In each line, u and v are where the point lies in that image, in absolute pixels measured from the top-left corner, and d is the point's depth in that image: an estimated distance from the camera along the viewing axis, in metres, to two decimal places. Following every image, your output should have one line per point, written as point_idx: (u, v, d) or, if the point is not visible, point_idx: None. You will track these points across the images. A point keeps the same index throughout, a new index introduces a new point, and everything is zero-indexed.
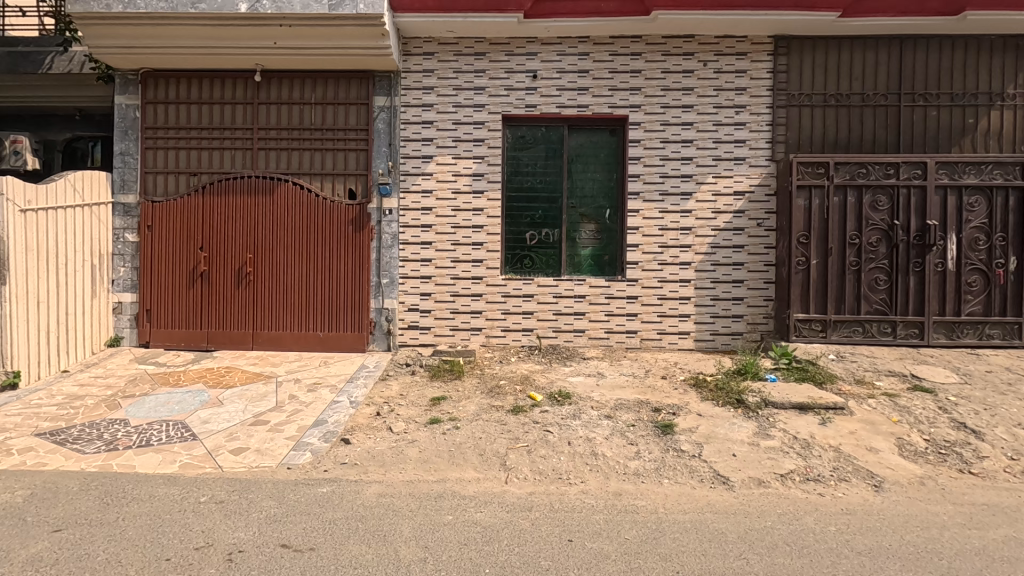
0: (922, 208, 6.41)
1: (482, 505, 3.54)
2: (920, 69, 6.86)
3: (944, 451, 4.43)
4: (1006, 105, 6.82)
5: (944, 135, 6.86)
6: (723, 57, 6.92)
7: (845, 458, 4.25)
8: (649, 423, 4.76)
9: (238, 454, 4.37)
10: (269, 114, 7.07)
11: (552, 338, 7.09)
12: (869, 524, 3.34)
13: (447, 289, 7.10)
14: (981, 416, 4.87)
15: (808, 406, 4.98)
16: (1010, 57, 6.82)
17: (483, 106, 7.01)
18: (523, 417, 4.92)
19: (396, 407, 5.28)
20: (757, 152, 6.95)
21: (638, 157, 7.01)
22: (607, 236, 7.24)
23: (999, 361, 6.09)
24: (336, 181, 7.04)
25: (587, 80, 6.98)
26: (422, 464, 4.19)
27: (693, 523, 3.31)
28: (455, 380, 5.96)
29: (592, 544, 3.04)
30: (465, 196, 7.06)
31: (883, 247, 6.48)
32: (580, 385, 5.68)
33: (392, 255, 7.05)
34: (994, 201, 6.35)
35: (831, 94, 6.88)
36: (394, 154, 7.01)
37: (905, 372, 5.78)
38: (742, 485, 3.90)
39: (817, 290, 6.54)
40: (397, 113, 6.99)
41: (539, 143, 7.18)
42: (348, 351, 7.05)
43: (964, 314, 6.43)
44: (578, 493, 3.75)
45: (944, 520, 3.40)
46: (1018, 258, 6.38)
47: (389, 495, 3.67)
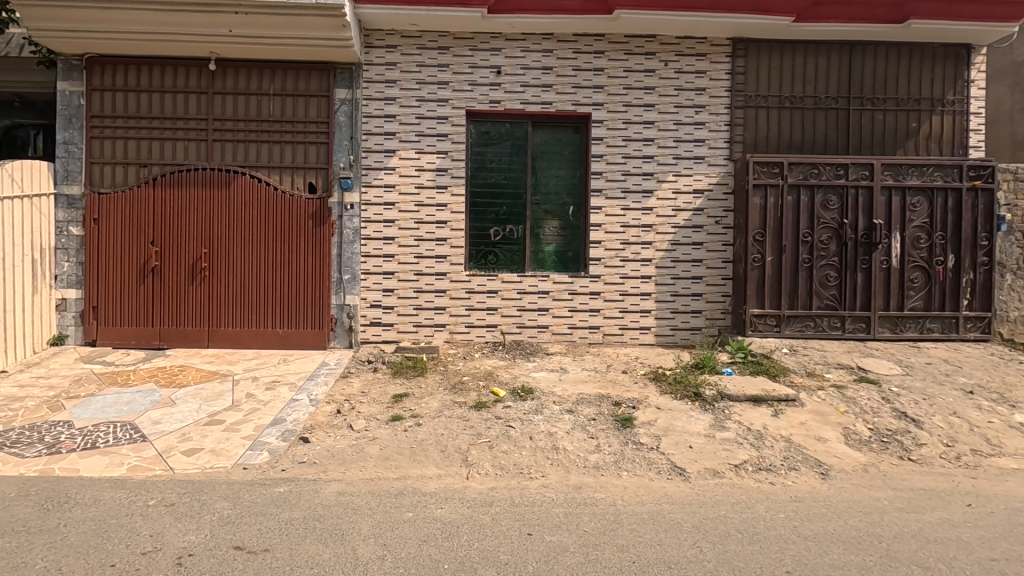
0: (869, 207, 6.70)
1: (443, 501, 3.54)
2: (868, 73, 7.15)
3: (886, 439, 4.66)
4: (947, 110, 7.19)
5: (890, 137, 7.18)
6: (683, 58, 7.06)
7: (795, 447, 4.42)
8: (610, 417, 4.84)
9: (190, 456, 4.23)
10: (225, 105, 6.85)
11: (516, 335, 7.11)
12: (815, 510, 3.48)
13: (410, 286, 7.03)
14: (921, 406, 5.13)
15: (762, 398, 5.16)
16: (950, 65, 7.18)
17: (447, 101, 6.96)
18: (486, 413, 4.94)
19: (357, 404, 5.21)
20: (715, 151, 7.12)
21: (601, 155, 7.09)
22: (571, 233, 7.30)
23: (938, 354, 6.42)
24: (296, 175, 6.89)
25: (551, 77, 7.01)
26: (383, 461, 4.15)
27: (650, 514, 3.39)
28: (418, 376, 5.93)
29: (551, 537, 3.08)
30: (428, 191, 7.00)
31: (833, 245, 6.74)
32: (543, 380, 5.73)
33: (353, 251, 6.95)
34: (935, 201, 6.69)
35: (786, 96, 7.10)
36: (356, 147, 6.89)
37: (852, 365, 6.04)
38: (698, 476, 4.01)
39: (772, 286, 6.76)
40: (358, 106, 6.88)
41: (503, 139, 7.17)
42: (309, 348, 6.92)
43: (906, 309, 6.75)
44: (539, 487, 3.78)
45: (884, 505, 3.58)
46: (955, 256, 6.74)
47: (348, 493, 3.63)
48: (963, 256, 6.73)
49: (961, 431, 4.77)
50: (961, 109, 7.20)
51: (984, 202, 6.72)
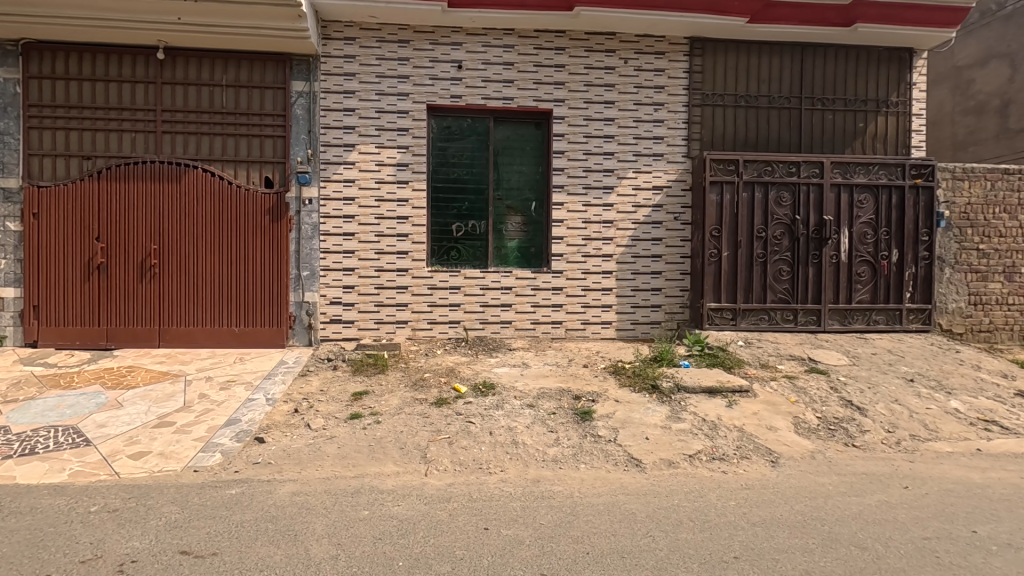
0: (820, 204, 6.95)
1: (400, 498, 3.52)
2: (819, 75, 7.40)
3: (833, 427, 4.85)
4: (891, 111, 7.50)
5: (839, 136, 7.46)
6: (642, 56, 7.16)
7: (747, 437, 4.56)
8: (569, 410, 4.90)
9: (138, 460, 4.08)
10: (175, 95, 6.61)
11: (479, 331, 7.10)
12: (764, 497, 3.61)
13: (371, 282, 6.94)
14: (865, 394, 5.37)
15: (716, 390, 5.30)
16: (894, 68, 7.49)
17: (407, 95, 6.88)
18: (447, 409, 4.92)
19: (315, 403, 5.12)
20: (674, 148, 7.26)
21: (562, 151, 7.13)
22: (533, 229, 7.33)
23: (883, 344, 6.71)
24: (251, 168, 6.71)
25: (512, 72, 7.01)
26: (341, 460, 4.09)
27: (606, 505, 3.44)
28: (378, 373, 5.87)
29: (508, 531, 3.09)
30: (389, 186, 6.91)
31: (786, 241, 6.96)
32: (504, 375, 5.75)
33: (312, 247, 6.81)
34: (880, 198, 6.99)
35: (741, 95, 7.29)
36: (314, 141, 6.75)
37: (803, 356, 6.27)
38: (653, 467, 4.09)
39: (728, 280, 6.94)
40: (316, 99, 6.74)
41: (465, 134, 7.14)
42: (266, 347, 6.76)
43: (854, 301, 7.03)
44: (497, 482, 3.79)
45: (829, 489, 3.73)
46: (899, 251, 7.06)
47: (303, 493, 3.56)
48: (905, 252, 7.05)
49: (901, 417, 5.01)
50: (904, 110, 7.52)
51: (925, 199, 7.05)
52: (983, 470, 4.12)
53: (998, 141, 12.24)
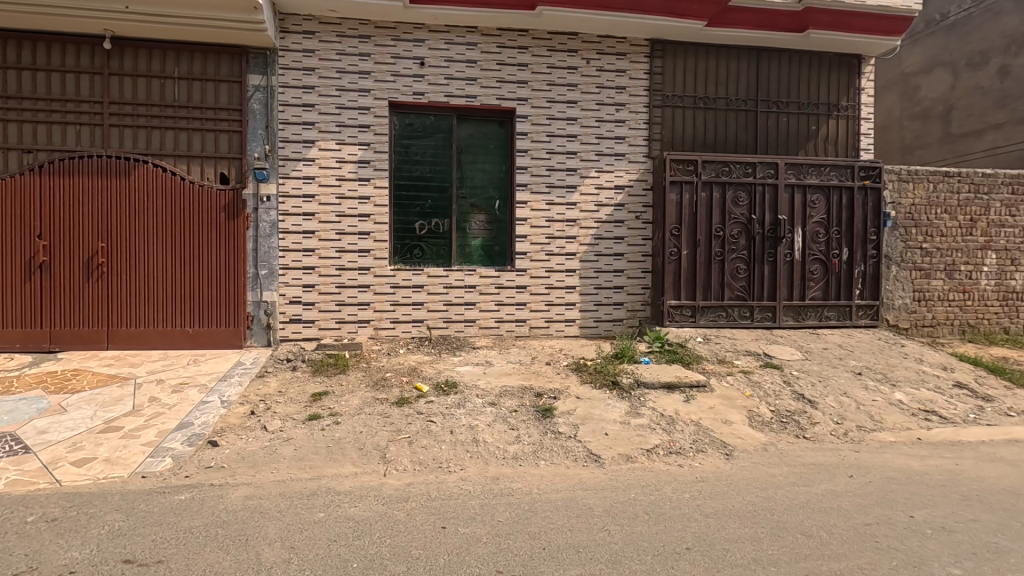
0: (775, 204, 7.17)
1: (358, 499, 3.47)
2: (773, 78, 7.62)
3: (786, 419, 5.02)
4: (842, 114, 7.78)
5: (793, 138, 7.71)
6: (605, 56, 7.24)
7: (703, 431, 4.67)
8: (531, 408, 4.93)
9: (81, 466, 3.91)
10: (123, 87, 6.36)
11: (442, 330, 7.07)
12: (717, 489, 3.70)
13: (332, 281, 6.81)
14: (816, 388, 5.57)
15: (675, 385, 5.43)
16: (844, 73, 7.78)
17: (369, 92, 6.79)
18: (408, 409, 4.88)
19: (272, 404, 5.01)
20: (636, 148, 7.37)
21: (526, 149, 7.15)
22: (497, 227, 7.33)
23: (834, 339, 6.97)
24: (205, 164, 6.51)
25: (475, 70, 6.99)
26: (297, 462, 4.01)
27: (564, 501, 3.47)
28: (339, 373, 5.78)
29: (465, 529, 3.09)
30: (350, 183, 6.80)
31: (743, 240, 7.15)
32: (467, 374, 5.74)
33: (270, 245, 6.65)
34: (831, 199, 7.26)
35: (700, 97, 7.45)
36: (272, 137, 6.60)
37: (759, 352, 6.45)
38: (612, 461, 4.15)
39: (687, 278, 7.09)
40: (274, 93, 6.58)
41: (429, 131, 7.09)
42: (223, 347, 6.58)
43: (807, 298, 7.28)
44: (457, 481, 3.78)
45: (779, 480, 3.86)
46: (849, 249, 7.34)
47: (256, 497, 3.48)
48: (855, 250, 7.34)
49: (849, 409, 5.23)
50: (853, 114, 7.82)
51: (873, 199, 7.35)
52: (923, 458, 4.33)
53: (941, 145, 12.91)
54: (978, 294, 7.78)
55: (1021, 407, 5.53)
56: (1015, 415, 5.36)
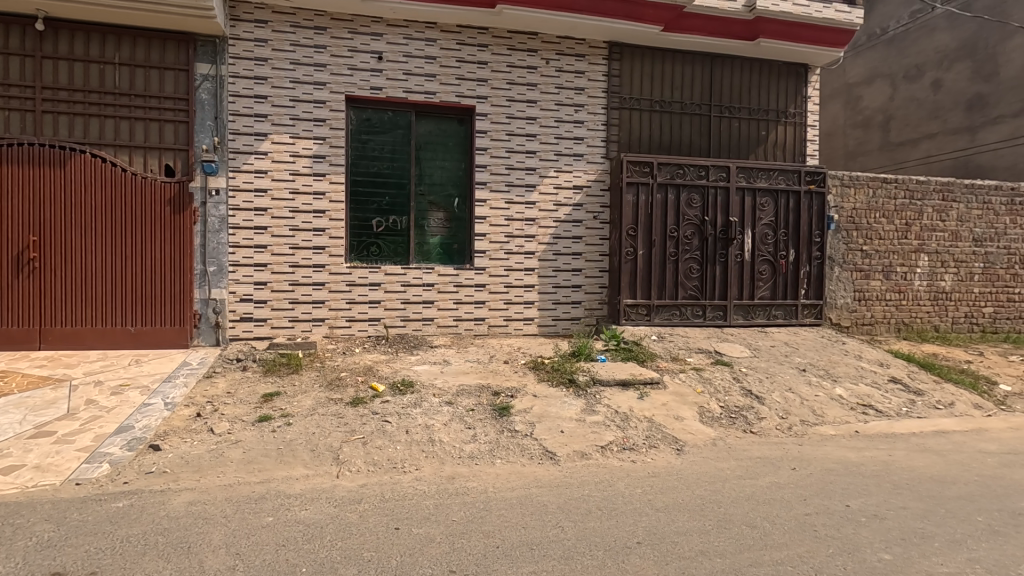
0: (726, 206, 7.40)
1: (309, 502, 3.39)
2: (726, 84, 7.86)
3: (734, 415, 5.20)
4: (790, 121, 8.10)
5: (744, 142, 7.97)
6: (564, 57, 7.30)
7: (656, 427, 4.79)
8: (488, 406, 4.93)
9: (7, 474, 3.67)
10: (58, 72, 6.00)
11: (400, 328, 6.97)
12: (668, 483, 3.80)
13: (285, 279, 6.62)
14: (763, 383, 5.79)
15: (629, 382, 5.54)
16: (792, 82, 8.09)
17: (325, 85, 6.63)
18: (362, 409, 4.80)
19: (220, 406, 4.83)
20: (594, 149, 7.46)
21: (485, 148, 7.13)
22: (455, 225, 7.29)
23: (780, 337, 7.26)
24: (149, 155, 6.22)
25: (435, 67, 6.92)
26: (245, 465, 3.89)
27: (518, 499, 3.49)
28: (292, 373, 5.64)
29: (419, 530, 3.06)
30: (305, 178, 6.63)
31: (696, 240, 7.36)
32: (424, 373, 5.69)
33: (219, 241, 6.41)
34: (779, 202, 7.55)
35: (657, 100, 7.61)
36: (221, 128, 6.36)
37: (710, 349, 6.64)
38: (567, 459, 4.19)
39: (643, 278, 7.23)
40: (223, 83, 6.35)
41: (387, 127, 6.98)
42: (167, 347, 6.31)
43: (756, 297, 7.54)
44: (411, 481, 3.75)
45: (727, 473, 3.99)
46: (795, 251, 7.65)
47: (200, 503, 3.35)
48: (800, 251, 7.65)
49: (793, 404, 5.46)
50: (800, 121, 8.15)
51: (817, 203, 7.69)
52: (860, 450, 4.56)
53: (881, 153, 13.61)
54: (912, 294, 8.24)
55: (948, 400, 5.91)
56: (942, 408, 5.73)
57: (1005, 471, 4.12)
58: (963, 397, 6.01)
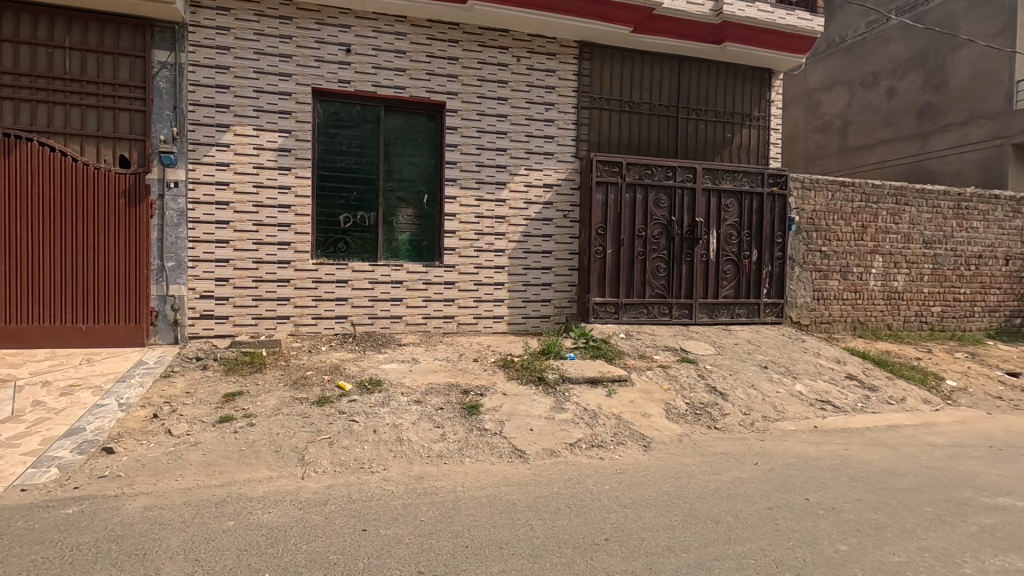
0: (693, 207, 7.54)
1: (272, 505, 3.31)
2: (694, 86, 8.00)
3: (699, 411, 5.31)
4: (754, 124, 8.30)
5: (711, 144, 8.13)
6: (535, 55, 7.30)
7: (624, 424, 4.85)
8: (457, 405, 4.90)
9: None
10: (3, 55, 5.68)
11: (368, 326, 6.86)
12: (635, 479, 3.85)
13: (248, 275, 6.44)
14: (727, 380, 5.93)
15: (598, 379, 5.59)
16: (757, 86, 8.30)
17: (290, 76, 6.46)
18: (329, 408, 4.70)
19: (178, 406, 4.67)
20: (564, 148, 7.50)
21: (455, 144, 7.08)
22: (425, 222, 7.22)
23: (743, 335, 7.44)
24: (102, 145, 5.95)
25: (404, 61, 6.83)
26: (206, 468, 3.76)
27: (488, 498, 3.48)
28: (255, 372, 5.48)
29: (387, 531, 3.02)
30: (269, 172, 6.45)
31: (663, 240, 7.48)
32: (392, 371, 5.61)
33: (178, 235, 6.18)
34: (743, 203, 7.74)
35: (626, 101, 7.69)
36: (181, 118, 6.13)
37: (676, 347, 6.76)
38: (536, 456, 4.21)
39: (611, 276, 7.31)
40: (183, 71, 6.12)
41: (355, 121, 6.85)
42: (121, 345, 6.05)
43: (721, 296, 7.72)
44: (379, 481, 3.70)
45: (693, 469, 4.07)
46: (758, 251, 7.86)
47: (157, 507, 3.22)
48: (763, 252, 7.86)
49: (755, 400, 5.61)
50: (763, 124, 8.36)
51: (779, 205, 7.92)
52: (818, 444, 4.72)
53: (839, 157, 14.09)
54: (868, 294, 8.56)
55: (900, 395, 6.17)
56: (894, 403, 5.98)
57: (952, 463, 4.33)
58: (913, 392, 6.29)
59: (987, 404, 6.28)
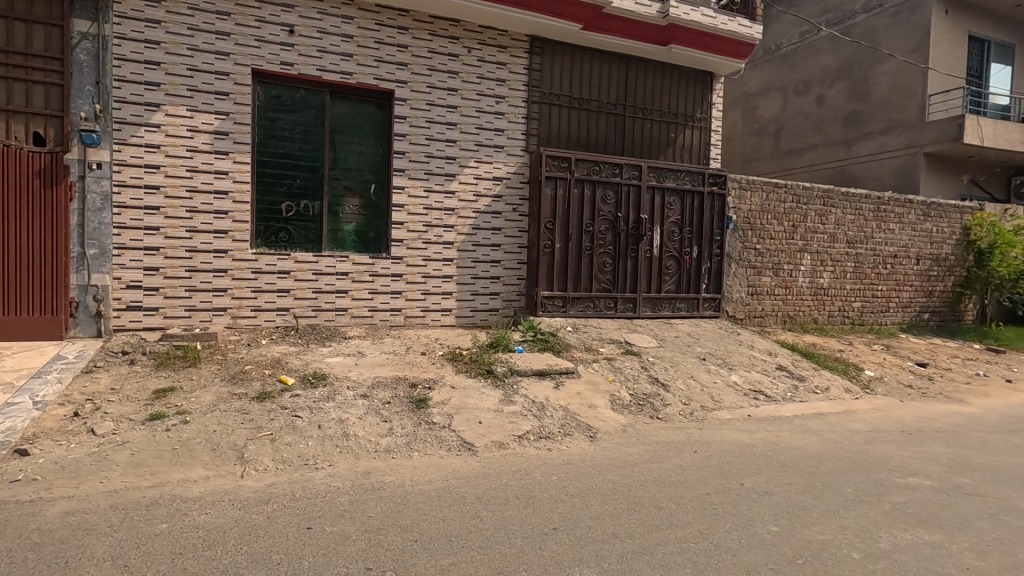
0: (638, 204, 7.75)
1: (209, 505, 3.15)
2: (640, 86, 8.20)
3: (642, 402, 5.49)
4: (697, 125, 8.60)
5: (656, 143, 8.36)
6: (486, 47, 7.26)
7: (571, 415, 4.94)
8: (404, 399, 4.84)
9: None
10: None
11: (311, 319, 6.65)
12: (582, 469, 3.94)
13: (181, 264, 6.08)
14: (668, 372, 6.16)
15: (546, 372, 5.68)
16: (700, 88, 8.60)
17: (228, 55, 6.13)
18: (270, 404, 4.53)
19: (103, 404, 4.36)
20: (514, 142, 7.51)
21: (404, 134, 6.94)
22: (372, 212, 7.05)
23: (684, 328, 7.73)
24: (13, 120, 5.45)
25: (351, 46, 6.62)
26: (134, 469, 3.54)
27: (437, 491, 3.47)
28: (188, 367, 5.20)
29: (333, 528, 2.95)
30: (204, 156, 6.10)
31: (610, 235, 7.64)
32: (337, 365, 5.47)
33: (101, 220, 5.76)
34: (685, 202, 8.03)
35: (575, 97, 7.79)
36: (104, 95, 5.70)
37: (621, 340, 6.94)
38: (485, 449, 4.22)
39: (559, 270, 7.40)
40: (107, 44, 5.68)
41: (298, 106, 6.59)
42: (36, 338, 5.60)
43: (663, 290, 7.98)
44: (325, 477, 3.61)
45: (637, 458, 4.19)
46: (699, 248, 8.18)
47: (80, 512, 3.01)
48: (703, 249, 8.19)
49: (694, 391, 5.85)
50: (705, 125, 8.67)
51: (718, 204, 8.27)
52: (752, 432, 4.98)
53: (773, 159, 14.83)
54: (797, 290, 9.08)
55: (824, 385, 6.61)
56: (819, 392, 6.40)
57: (869, 447, 4.68)
58: (836, 382, 6.75)
59: (899, 392, 6.83)
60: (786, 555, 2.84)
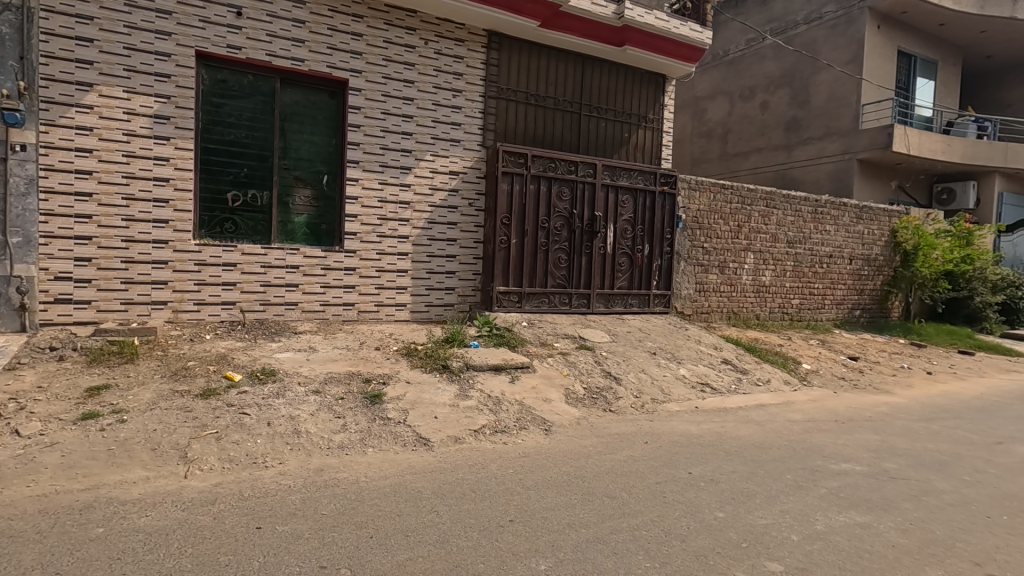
0: (592, 201, 7.88)
1: (150, 508, 3.00)
2: (596, 85, 8.32)
3: (595, 395, 5.60)
4: (649, 126, 8.82)
5: (610, 142, 8.51)
6: (443, 40, 7.19)
7: (526, 409, 4.99)
8: (358, 395, 4.75)
9: None
10: None
11: (259, 314, 6.42)
12: (538, 462, 3.99)
13: (116, 255, 5.74)
14: (620, 366, 6.31)
15: (501, 366, 5.70)
16: (653, 90, 8.81)
17: (169, 35, 5.81)
18: (216, 401, 4.35)
19: (29, 404, 4.07)
20: (471, 136, 7.48)
21: (358, 125, 6.79)
22: (324, 204, 6.87)
23: (635, 324, 7.92)
24: None
25: (303, 32, 6.42)
26: (65, 471, 3.33)
27: (392, 487, 3.43)
28: (125, 363, 4.92)
29: (283, 527, 2.87)
30: (143, 140, 5.78)
31: (565, 232, 7.74)
32: (287, 361, 5.31)
33: (26, 206, 5.35)
34: (638, 200, 8.22)
35: (532, 93, 7.82)
36: (30, 71, 5.29)
37: (575, 335, 7.05)
38: (441, 444, 4.21)
39: (515, 266, 7.44)
40: (33, 18, 5.29)
41: (245, 92, 6.32)
42: None
43: (616, 287, 8.15)
44: (275, 476, 3.50)
45: (591, 450, 4.28)
46: (650, 246, 8.40)
47: (3, 519, 2.80)
48: (654, 246, 8.42)
49: (645, 384, 6.03)
50: (657, 126, 8.89)
51: (669, 204, 8.51)
52: (700, 423, 5.17)
53: (720, 161, 15.37)
54: (741, 287, 9.47)
55: (766, 377, 6.95)
56: (761, 385, 6.72)
57: (807, 436, 4.95)
58: (776, 374, 7.10)
59: (833, 384, 7.26)
60: (732, 539, 2.98)
